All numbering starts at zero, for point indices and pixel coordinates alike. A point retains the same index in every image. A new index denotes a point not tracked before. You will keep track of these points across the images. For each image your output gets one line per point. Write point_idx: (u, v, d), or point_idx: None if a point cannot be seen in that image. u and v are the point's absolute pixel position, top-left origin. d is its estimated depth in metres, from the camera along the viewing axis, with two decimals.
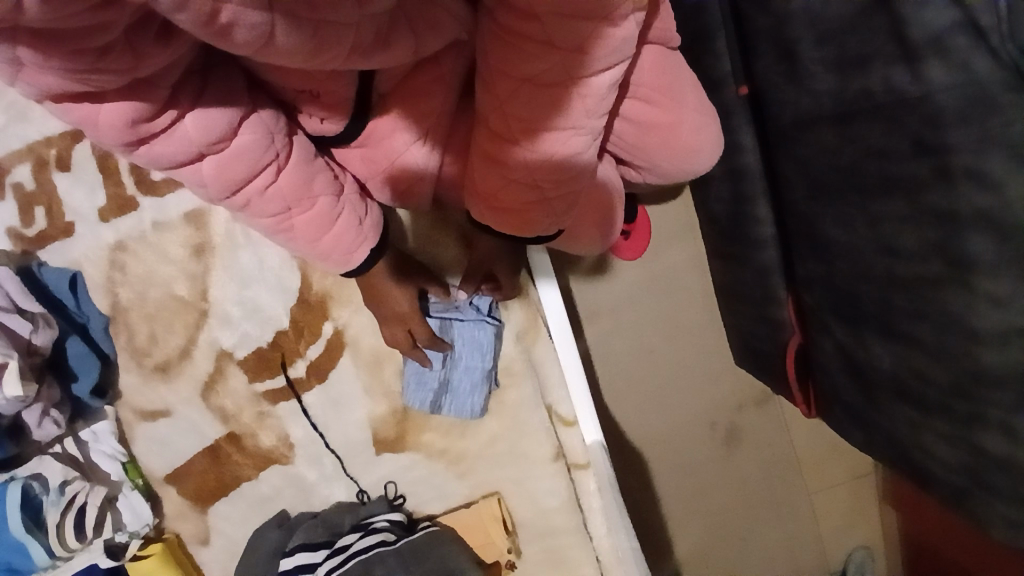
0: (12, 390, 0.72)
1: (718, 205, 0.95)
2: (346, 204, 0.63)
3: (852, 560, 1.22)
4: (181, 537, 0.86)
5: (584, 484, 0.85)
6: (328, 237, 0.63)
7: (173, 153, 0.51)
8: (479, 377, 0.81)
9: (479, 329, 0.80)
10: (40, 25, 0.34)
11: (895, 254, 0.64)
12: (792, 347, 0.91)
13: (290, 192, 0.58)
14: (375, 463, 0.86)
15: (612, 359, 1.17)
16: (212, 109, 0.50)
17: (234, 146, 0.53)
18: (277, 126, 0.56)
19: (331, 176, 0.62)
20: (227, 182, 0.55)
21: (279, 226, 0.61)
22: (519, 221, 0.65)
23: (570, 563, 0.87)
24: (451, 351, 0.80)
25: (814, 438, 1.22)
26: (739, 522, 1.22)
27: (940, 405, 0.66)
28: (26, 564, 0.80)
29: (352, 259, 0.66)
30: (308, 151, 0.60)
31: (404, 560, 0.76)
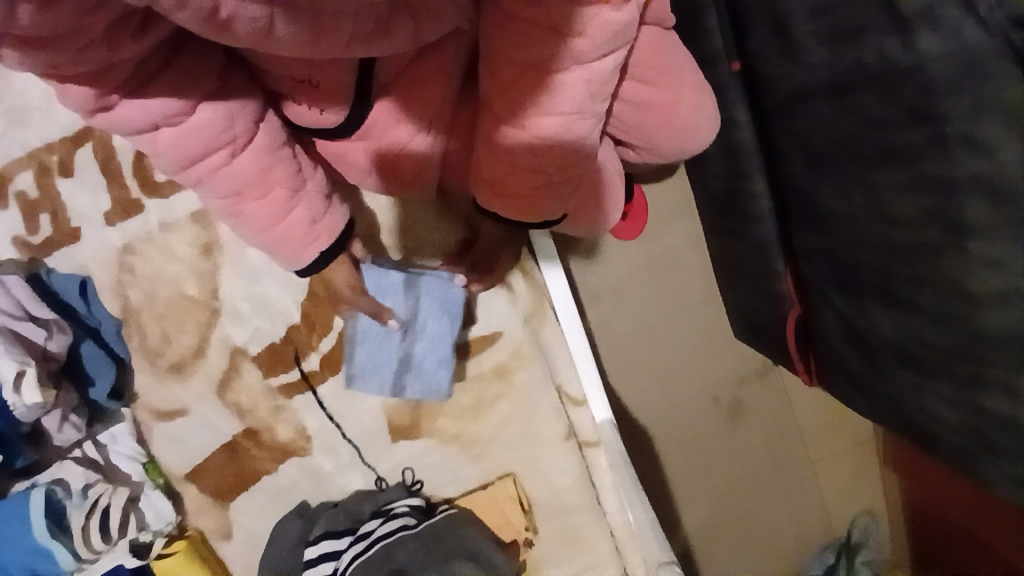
0: (30, 397, 0.74)
1: (715, 181, 0.96)
2: (302, 199, 0.62)
3: (857, 526, 1.26)
4: (203, 533, 0.87)
5: (595, 461, 0.88)
6: (277, 229, 0.62)
7: (127, 120, 0.51)
8: (446, 352, 0.80)
9: (444, 288, 0.78)
10: (27, 30, 0.37)
11: (894, 222, 0.66)
12: (792, 319, 0.93)
13: (242, 179, 0.58)
14: (390, 451, 0.87)
15: (616, 338, 1.19)
16: (172, 83, 0.50)
17: (191, 121, 0.53)
18: (242, 108, 0.56)
19: (294, 168, 0.61)
20: (180, 157, 0.55)
21: (229, 210, 0.60)
22: (527, 207, 0.67)
23: (585, 541, 0.89)
24: (417, 318, 0.77)
25: (816, 407, 1.25)
26: (745, 494, 1.24)
27: (942, 368, 0.68)
28: (50, 569, 0.81)
29: (302, 255, 0.65)
30: (274, 138, 0.59)
31: (423, 543, 0.78)
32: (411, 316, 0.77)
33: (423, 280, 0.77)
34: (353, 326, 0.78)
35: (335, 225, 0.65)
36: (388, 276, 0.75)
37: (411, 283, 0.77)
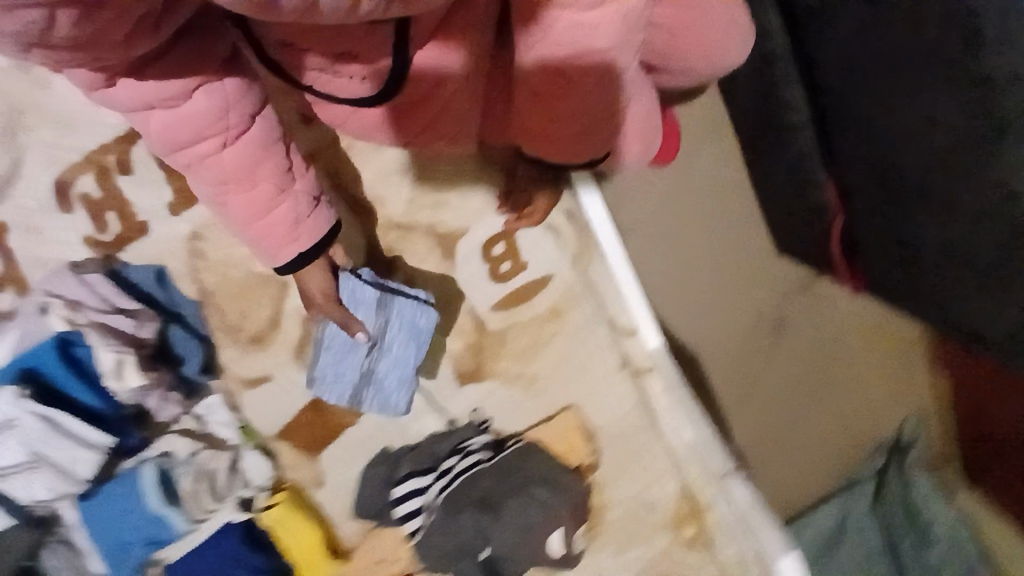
0: (135, 380, 0.84)
1: (745, 98, 0.98)
2: (286, 199, 0.66)
3: (910, 427, 1.29)
4: (301, 484, 0.94)
5: (651, 386, 0.92)
6: (258, 221, 0.66)
7: (127, 101, 0.55)
8: (408, 372, 0.80)
9: (416, 311, 0.78)
10: (64, 38, 0.41)
11: (935, 121, 0.65)
12: (838, 225, 0.95)
13: (230, 170, 0.62)
14: (458, 394, 0.93)
15: (654, 267, 1.22)
16: (172, 74, 0.53)
17: (188, 110, 0.57)
18: (240, 103, 0.59)
19: (281, 166, 0.65)
20: (175, 139, 0.59)
21: (216, 196, 0.65)
22: (572, 151, 0.74)
23: (647, 460, 0.95)
24: (381, 339, 0.77)
25: (864, 316, 1.28)
26: (794, 403, 1.29)
27: (987, 267, 0.72)
28: (169, 532, 0.87)
29: (277, 254, 0.70)
30: (267, 134, 0.63)
31: (501, 473, 0.86)
32: (378, 333, 0.77)
33: (396, 299, 0.77)
34: (323, 332, 0.78)
35: (317, 227, 0.69)
36: (362, 289, 0.76)
37: (385, 299, 0.77)
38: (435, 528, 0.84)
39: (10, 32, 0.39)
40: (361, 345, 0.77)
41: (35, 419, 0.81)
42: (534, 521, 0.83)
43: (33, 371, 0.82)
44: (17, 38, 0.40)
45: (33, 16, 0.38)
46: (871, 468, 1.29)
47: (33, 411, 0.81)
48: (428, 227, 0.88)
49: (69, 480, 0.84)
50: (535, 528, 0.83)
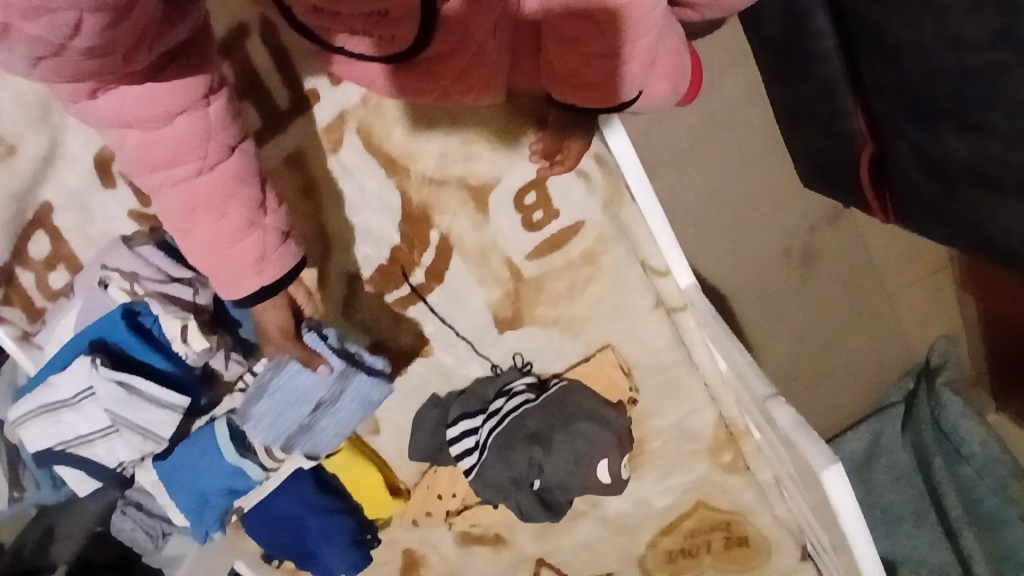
0: (198, 344, 0.84)
1: (770, 26, 1.05)
2: (255, 232, 0.64)
3: (936, 350, 1.41)
4: (357, 432, 1.02)
5: (685, 322, 0.96)
6: (223, 250, 0.64)
7: (104, 116, 0.55)
8: (344, 431, 0.90)
9: (371, 388, 0.87)
10: (81, 47, 0.44)
11: (962, 46, 0.72)
12: (866, 154, 1.03)
13: (201, 196, 0.61)
14: (499, 341, 0.98)
15: (673, 201, 1.32)
16: (154, 94, 0.54)
17: (165, 134, 0.57)
18: (221, 132, 0.60)
19: (256, 202, 0.64)
20: (148, 158, 0.58)
21: (182, 223, 0.63)
22: (604, 92, 0.77)
23: (682, 389, 1.02)
24: (326, 402, 0.85)
25: (889, 244, 1.37)
26: (828, 334, 1.39)
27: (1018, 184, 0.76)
28: (245, 482, 0.93)
29: (236, 288, 0.66)
30: (245, 167, 0.63)
31: (548, 411, 0.91)
32: (332, 397, 0.85)
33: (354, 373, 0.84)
34: (274, 378, 0.83)
35: (283, 263, 0.67)
36: (331, 356, 0.83)
37: (347, 372, 0.84)
38: (491, 463, 0.91)
39: (29, 35, 0.41)
40: (310, 402, 0.85)
41: (110, 385, 0.82)
42: (582, 452, 0.88)
43: (103, 341, 0.85)
44: (34, 43, 0.42)
45: (61, 21, 0.41)
46: (901, 390, 1.42)
47: (107, 377, 0.81)
48: (461, 179, 0.89)
49: (152, 441, 0.86)
50: (585, 458, 0.89)
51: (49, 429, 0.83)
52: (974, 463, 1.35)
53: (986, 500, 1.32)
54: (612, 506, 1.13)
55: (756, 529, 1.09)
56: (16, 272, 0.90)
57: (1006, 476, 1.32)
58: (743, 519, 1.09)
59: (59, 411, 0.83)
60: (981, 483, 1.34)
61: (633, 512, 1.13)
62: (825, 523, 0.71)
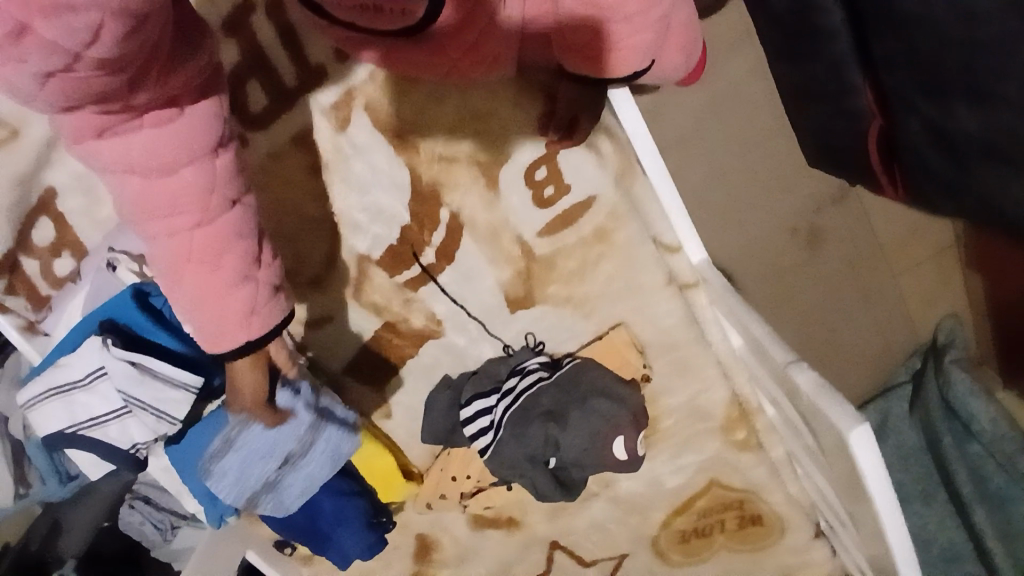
0: None
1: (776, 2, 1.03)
2: (247, 287, 0.60)
3: (943, 329, 1.41)
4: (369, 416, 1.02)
5: (697, 299, 0.96)
6: (211, 305, 0.60)
7: (105, 159, 0.51)
8: (310, 488, 0.84)
9: (341, 439, 0.82)
10: (97, 58, 0.40)
11: (975, 15, 0.72)
12: (874, 130, 1.05)
13: (196, 247, 0.57)
14: (512, 320, 0.98)
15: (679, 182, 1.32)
16: (160, 142, 0.52)
17: (168, 184, 0.54)
18: (228, 185, 0.57)
19: (252, 256, 0.60)
20: (144, 207, 0.55)
21: (170, 274, 0.59)
22: (617, 62, 0.75)
23: (696, 368, 1.01)
24: (294, 458, 0.79)
25: (893, 221, 1.37)
26: (836, 314, 1.40)
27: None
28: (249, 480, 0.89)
29: (221, 341, 0.62)
30: (245, 223, 0.60)
31: (563, 389, 0.91)
32: (301, 453, 0.79)
33: (324, 426, 0.79)
34: (239, 433, 0.75)
35: (272, 321, 0.63)
36: (302, 411, 0.76)
37: (317, 424, 0.79)
38: (506, 442, 0.90)
39: (46, 40, 0.38)
40: (277, 460, 0.78)
41: (122, 364, 0.78)
42: (598, 428, 0.89)
43: (113, 321, 0.81)
44: (49, 51, 0.38)
45: (81, 23, 0.38)
46: (908, 370, 1.43)
47: (118, 357, 0.77)
48: (472, 156, 0.88)
49: (166, 423, 0.81)
50: (601, 436, 0.89)
51: (61, 411, 0.81)
52: (983, 440, 1.34)
53: (996, 478, 1.32)
54: (623, 486, 1.12)
55: (770, 508, 1.09)
56: (21, 260, 0.87)
57: (1015, 452, 1.31)
58: (757, 498, 1.09)
59: (71, 393, 0.80)
60: (989, 460, 1.33)
61: (645, 492, 1.12)
62: (848, 486, 0.73)
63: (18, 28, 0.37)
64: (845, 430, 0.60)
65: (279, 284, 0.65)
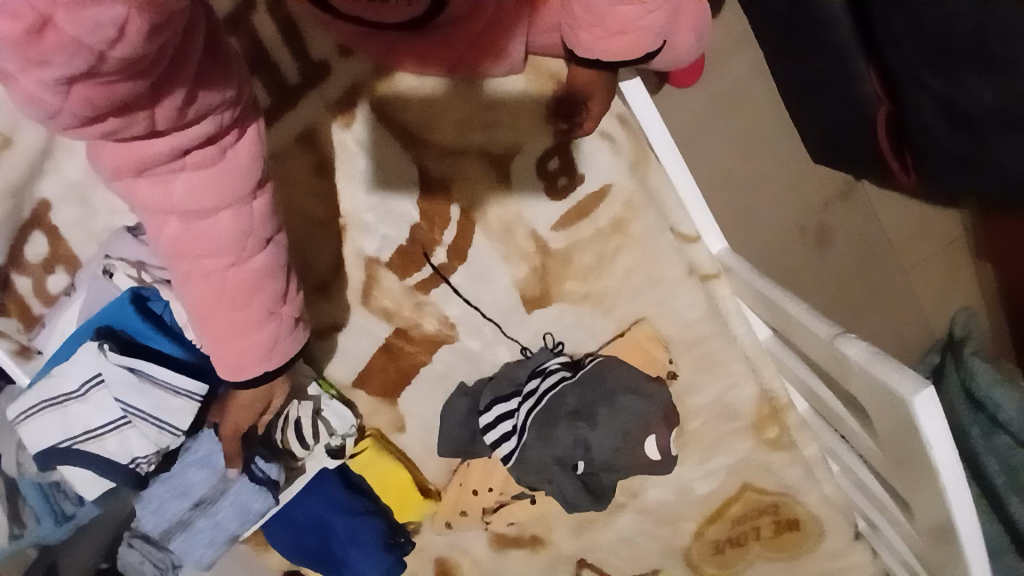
0: None
1: None
2: (270, 323, 0.65)
3: (957, 322, 1.36)
4: (381, 430, 0.96)
5: (720, 291, 0.93)
6: (236, 339, 0.64)
7: (143, 194, 0.54)
8: (213, 540, 0.84)
9: (255, 495, 0.84)
10: (118, 60, 0.38)
11: None
12: (881, 117, 1.05)
13: (229, 285, 0.61)
14: (528, 321, 0.94)
15: None
16: (199, 185, 0.54)
17: (205, 225, 0.57)
18: (262, 227, 0.60)
19: (279, 292, 0.64)
20: (178, 241, 0.58)
21: (200, 307, 0.62)
22: (635, 44, 0.71)
23: (722, 363, 0.97)
24: (190, 502, 0.82)
25: (903, 214, 1.34)
26: (850, 312, 1.38)
27: None
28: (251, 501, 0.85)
29: (242, 370, 0.66)
30: (276, 260, 0.63)
31: (588, 387, 0.86)
32: (212, 496, 0.83)
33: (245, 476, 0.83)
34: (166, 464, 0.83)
35: (289, 354, 0.67)
36: (214, 454, 0.83)
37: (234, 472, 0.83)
38: (532, 445, 0.86)
39: (70, 37, 0.34)
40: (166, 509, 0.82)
41: (119, 371, 0.73)
42: (629, 426, 0.84)
43: (110, 328, 0.77)
44: (73, 51, 0.35)
45: (105, 17, 0.35)
46: (925, 366, 1.38)
47: (115, 363, 0.73)
48: (482, 149, 0.86)
49: (167, 434, 0.77)
50: (632, 434, 0.84)
51: (54, 424, 0.75)
52: (1012, 431, 1.21)
53: None
54: (652, 496, 1.06)
55: (807, 511, 1.03)
56: (13, 276, 0.84)
57: None
58: (792, 500, 1.03)
59: (66, 405, 0.75)
60: (1019, 451, 1.21)
61: (676, 501, 1.06)
62: (903, 464, 0.69)
63: (40, 22, 0.34)
64: (907, 396, 0.58)
65: (299, 316, 0.69)
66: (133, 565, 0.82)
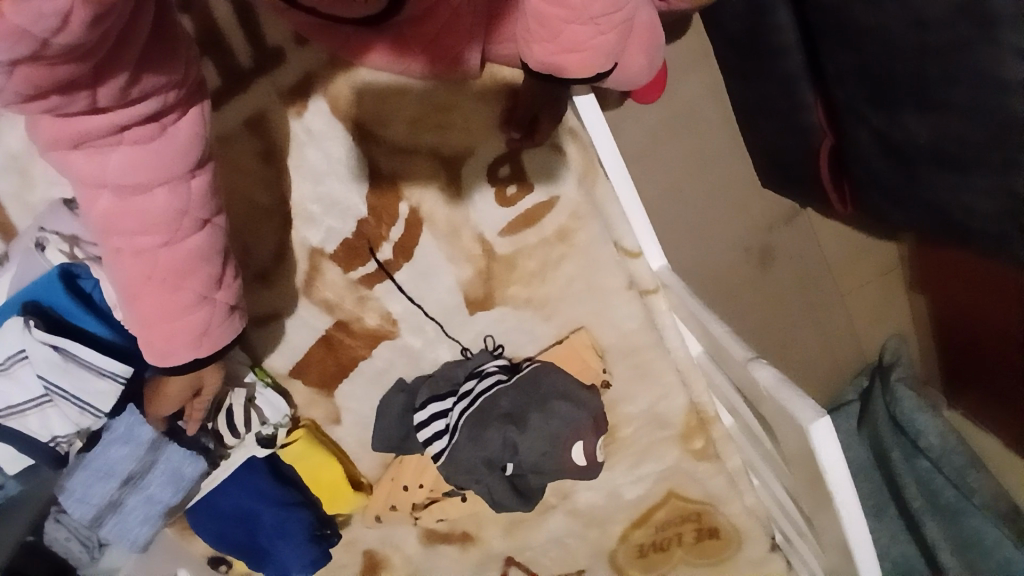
0: None
1: (734, 23, 1.08)
2: (202, 307, 0.64)
3: (887, 348, 1.43)
4: (316, 422, 0.96)
5: (658, 305, 0.95)
6: (165, 322, 0.63)
7: (78, 168, 0.54)
8: (153, 513, 0.83)
9: (186, 463, 0.83)
10: (63, 44, 0.40)
11: (925, 25, 0.75)
12: (826, 147, 1.08)
13: (162, 265, 0.61)
14: (470, 322, 0.95)
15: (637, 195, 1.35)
16: (137, 161, 0.54)
17: (141, 203, 0.57)
18: (200, 208, 0.61)
19: (214, 275, 0.64)
20: (111, 217, 0.57)
21: (130, 287, 0.62)
22: (586, 62, 0.72)
23: (655, 374, 1.01)
24: (120, 481, 0.80)
25: (842, 242, 1.40)
26: (786, 331, 1.44)
27: (977, 161, 0.80)
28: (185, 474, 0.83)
29: (170, 355, 0.65)
30: (212, 242, 0.63)
31: (521, 391, 0.88)
32: (142, 473, 0.80)
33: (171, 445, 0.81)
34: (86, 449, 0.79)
35: (221, 342, 0.67)
36: (137, 432, 0.78)
37: (159, 443, 0.80)
38: (462, 445, 0.87)
39: (14, 26, 0.37)
40: (100, 492, 0.79)
41: (44, 349, 0.71)
42: (559, 432, 0.86)
43: (37, 303, 0.74)
44: (16, 40, 0.37)
45: (50, 9, 0.37)
46: (855, 388, 1.44)
47: (40, 341, 0.70)
48: (433, 150, 0.86)
49: (89, 416, 0.75)
50: (562, 440, 0.86)
51: None
52: (931, 455, 1.30)
53: (945, 492, 1.27)
54: (582, 498, 1.09)
55: (726, 520, 1.07)
56: None
57: (964, 466, 1.28)
58: (713, 509, 1.07)
59: None
60: (939, 476, 1.29)
61: (604, 505, 1.09)
62: (809, 483, 0.73)
63: None
64: (806, 424, 0.61)
65: (235, 303, 0.69)
66: (60, 543, 0.84)
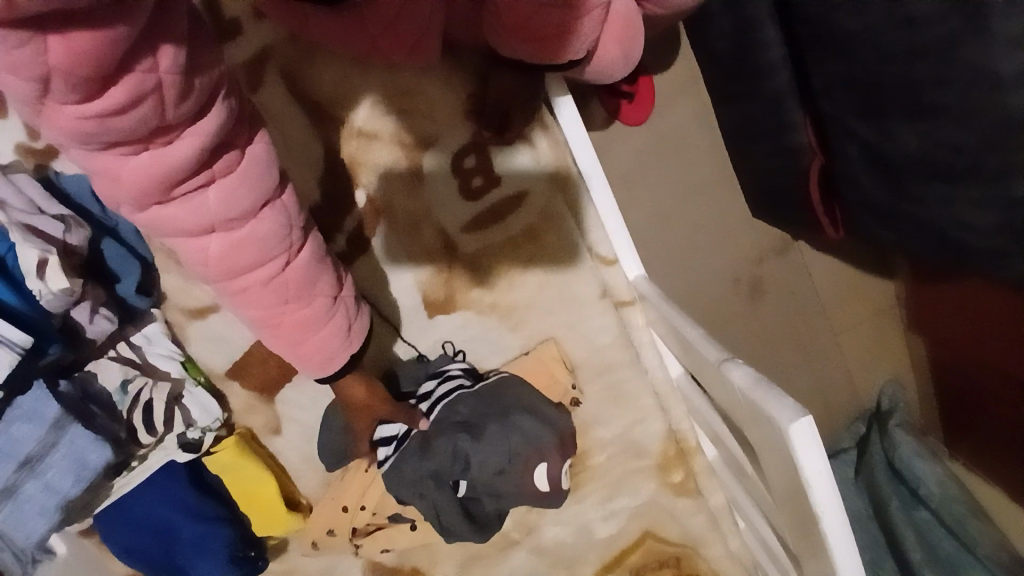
0: (58, 283, 0.68)
1: (720, 42, 1.05)
2: (339, 306, 0.64)
3: (885, 393, 1.33)
4: (252, 430, 0.88)
5: (633, 318, 0.87)
6: (314, 334, 0.63)
7: (180, 221, 0.49)
8: (55, 504, 0.73)
9: (91, 447, 0.73)
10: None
11: (911, 23, 0.69)
12: (815, 168, 1.03)
13: (289, 286, 0.58)
14: (430, 327, 0.88)
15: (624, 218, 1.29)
16: (236, 188, 0.50)
17: (249, 234, 0.53)
18: (297, 218, 0.57)
19: (336, 276, 0.63)
20: (224, 264, 0.54)
21: (266, 318, 0.60)
22: (555, 46, 0.68)
23: (630, 397, 0.93)
24: (17, 463, 0.70)
25: (837, 278, 1.34)
26: (777, 369, 1.35)
27: (971, 168, 0.74)
28: (93, 462, 0.74)
29: (330, 361, 0.66)
30: (320, 248, 0.61)
31: (483, 400, 0.81)
32: (40, 456, 0.71)
33: (74, 425, 0.72)
34: None
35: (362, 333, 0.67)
36: (44, 404, 0.71)
37: (62, 422, 0.71)
38: (410, 454, 0.78)
39: None
40: None
41: None
42: (519, 448, 0.79)
43: None
44: None
45: None
46: (851, 434, 1.34)
47: None
48: (396, 137, 0.82)
49: None
50: (521, 459, 0.79)
51: None
52: (931, 506, 1.19)
53: (945, 545, 1.16)
54: (548, 534, 0.98)
55: (708, 566, 0.96)
56: None
57: (966, 515, 1.15)
58: (694, 553, 0.97)
59: None
60: (938, 527, 1.18)
61: (573, 544, 0.98)
62: (787, 506, 0.64)
63: None
64: (783, 423, 0.53)
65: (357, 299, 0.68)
66: None
